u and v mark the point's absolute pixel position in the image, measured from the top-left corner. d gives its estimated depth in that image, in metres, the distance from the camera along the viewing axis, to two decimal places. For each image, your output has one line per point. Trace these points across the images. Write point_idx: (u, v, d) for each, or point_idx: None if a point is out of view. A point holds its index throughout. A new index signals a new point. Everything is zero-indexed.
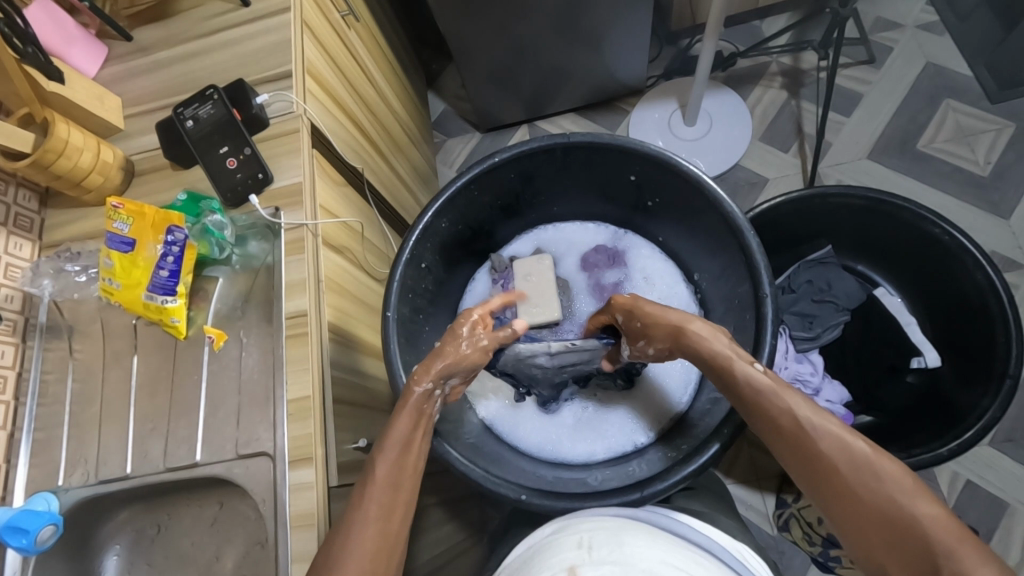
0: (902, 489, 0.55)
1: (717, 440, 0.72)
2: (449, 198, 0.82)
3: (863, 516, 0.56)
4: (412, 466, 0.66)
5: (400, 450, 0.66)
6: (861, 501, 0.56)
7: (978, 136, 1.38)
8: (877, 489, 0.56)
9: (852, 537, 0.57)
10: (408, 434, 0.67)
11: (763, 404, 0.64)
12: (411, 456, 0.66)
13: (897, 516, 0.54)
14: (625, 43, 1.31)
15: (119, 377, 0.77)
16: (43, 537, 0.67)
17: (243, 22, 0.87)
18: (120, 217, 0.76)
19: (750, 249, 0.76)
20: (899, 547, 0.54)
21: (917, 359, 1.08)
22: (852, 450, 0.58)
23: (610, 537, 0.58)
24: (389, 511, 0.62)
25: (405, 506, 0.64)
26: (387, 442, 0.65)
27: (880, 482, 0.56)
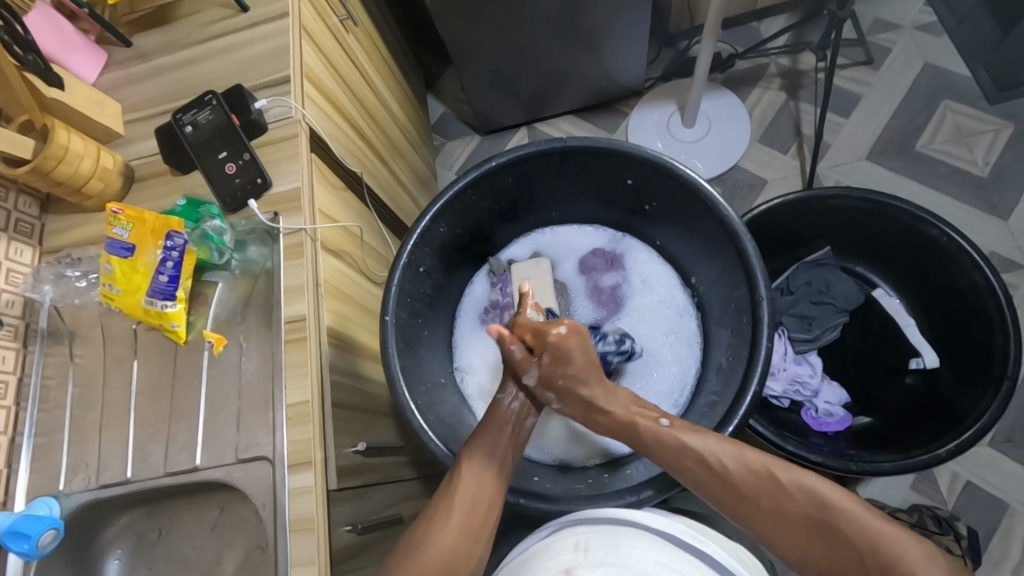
0: (815, 500, 0.62)
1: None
2: (447, 202, 0.82)
3: (781, 522, 0.63)
4: (498, 470, 0.71)
5: (488, 451, 0.72)
6: (790, 517, 0.63)
7: (977, 136, 1.38)
8: (799, 506, 0.63)
9: (792, 554, 0.62)
10: (496, 439, 0.73)
11: (679, 459, 0.68)
12: (497, 461, 0.72)
13: (807, 506, 0.62)
14: (623, 46, 1.31)
15: (120, 382, 0.77)
16: (44, 542, 0.68)
17: (242, 27, 0.87)
18: (119, 223, 0.77)
19: (747, 253, 0.76)
20: (829, 549, 0.60)
21: (916, 359, 1.08)
22: (771, 478, 0.65)
23: (606, 538, 0.59)
24: (473, 509, 0.67)
25: (488, 508, 0.68)
26: (479, 442, 0.72)
27: (796, 498, 0.63)
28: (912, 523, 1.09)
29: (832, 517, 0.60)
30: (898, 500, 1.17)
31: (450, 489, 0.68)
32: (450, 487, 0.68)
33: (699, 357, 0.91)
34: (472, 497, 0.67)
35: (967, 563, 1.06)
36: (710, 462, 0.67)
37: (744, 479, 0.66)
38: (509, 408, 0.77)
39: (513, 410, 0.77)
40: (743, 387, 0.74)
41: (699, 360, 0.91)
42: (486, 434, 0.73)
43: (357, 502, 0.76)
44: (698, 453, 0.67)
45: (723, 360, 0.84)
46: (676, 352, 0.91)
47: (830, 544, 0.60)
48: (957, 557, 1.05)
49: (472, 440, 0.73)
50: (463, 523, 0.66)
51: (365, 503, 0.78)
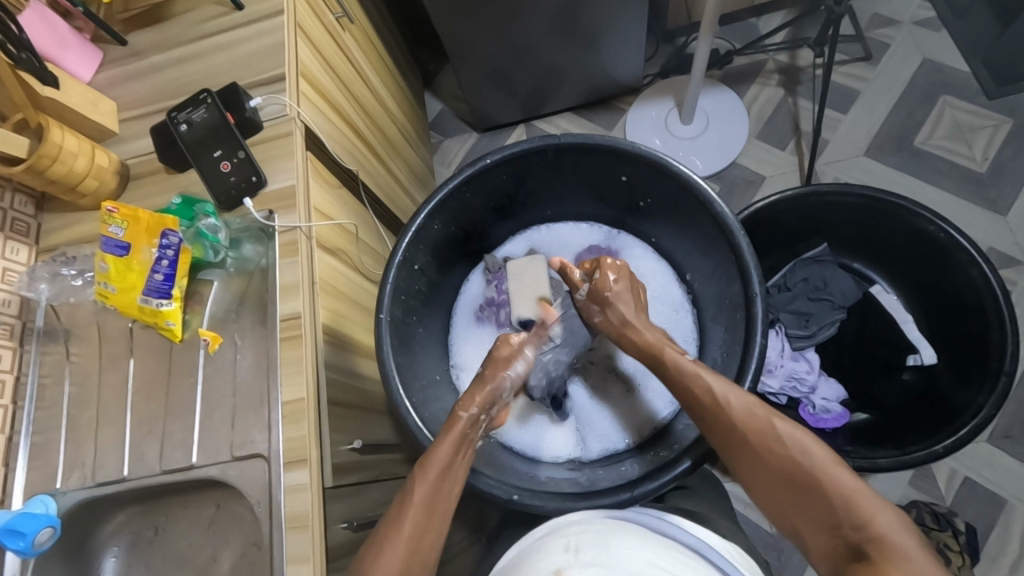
0: (805, 452, 0.62)
1: (669, 471, 0.72)
2: (441, 199, 0.82)
3: (769, 476, 0.63)
4: (449, 491, 0.67)
5: (442, 469, 0.67)
6: (771, 468, 0.63)
7: (975, 133, 1.38)
8: (789, 460, 0.63)
9: (768, 501, 0.64)
10: (450, 458, 0.68)
11: (683, 387, 0.71)
12: (450, 479, 0.67)
13: (793, 466, 0.62)
14: (620, 42, 1.31)
15: (115, 380, 0.77)
16: (40, 539, 0.68)
17: (236, 25, 0.87)
18: (114, 221, 0.77)
19: (741, 249, 0.76)
20: (802, 504, 0.61)
21: (914, 356, 1.08)
22: (768, 428, 0.65)
23: (596, 540, 0.59)
24: (425, 525, 0.63)
25: (441, 520, 0.65)
26: (433, 458, 0.68)
27: (786, 448, 0.63)
28: (910, 519, 1.09)
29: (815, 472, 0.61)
30: (895, 496, 1.17)
31: (410, 494, 0.65)
32: (406, 491, 0.66)
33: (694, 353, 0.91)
34: (428, 510, 0.64)
35: (965, 559, 1.06)
36: (717, 395, 0.69)
37: (741, 416, 0.67)
38: (470, 419, 0.72)
39: (473, 429, 0.72)
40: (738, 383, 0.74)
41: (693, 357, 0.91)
42: (442, 446, 0.69)
43: (352, 500, 0.76)
44: (707, 389, 0.70)
45: (718, 356, 0.84)
46: None
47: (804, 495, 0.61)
48: (955, 553, 1.06)
49: (428, 451, 0.69)
50: (416, 526, 0.63)
51: (361, 500, 0.79)
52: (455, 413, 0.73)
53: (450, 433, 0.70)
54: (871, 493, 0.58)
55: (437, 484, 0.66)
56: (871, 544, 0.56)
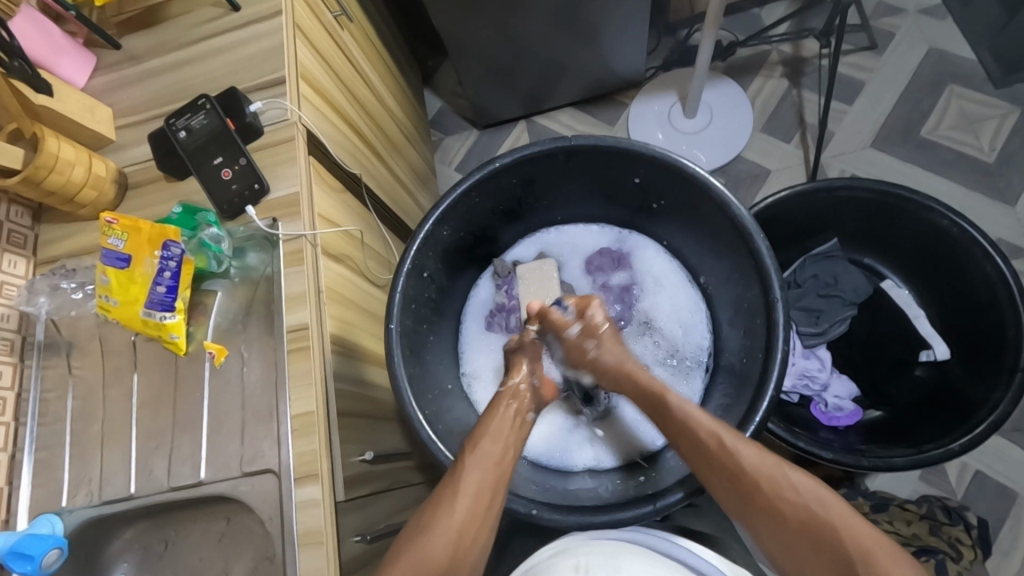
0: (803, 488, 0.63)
1: (690, 482, 0.71)
2: (450, 204, 0.80)
3: (784, 526, 0.62)
4: (500, 460, 0.69)
5: (490, 443, 0.70)
6: (770, 500, 0.63)
7: (983, 122, 1.36)
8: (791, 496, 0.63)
9: (764, 532, 0.64)
10: (499, 429, 0.72)
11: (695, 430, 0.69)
12: (500, 445, 0.70)
13: (811, 517, 0.61)
14: (623, 35, 1.29)
15: (120, 395, 0.76)
16: (48, 561, 0.66)
17: (234, 27, 0.85)
18: (114, 232, 0.75)
19: (759, 252, 0.75)
20: (806, 540, 0.61)
21: (926, 351, 1.07)
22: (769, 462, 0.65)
23: (607, 561, 0.59)
24: (476, 504, 0.64)
25: (493, 495, 0.66)
26: (483, 434, 0.71)
27: (798, 496, 0.62)
28: (922, 514, 1.08)
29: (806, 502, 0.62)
30: (907, 491, 1.17)
31: (457, 478, 0.66)
32: (456, 475, 0.66)
33: (709, 355, 0.90)
34: (479, 488, 0.65)
35: (978, 552, 1.05)
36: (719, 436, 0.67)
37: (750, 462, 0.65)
38: (511, 392, 0.76)
39: (518, 399, 0.76)
40: (760, 390, 0.72)
41: (707, 359, 0.90)
42: (492, 422, 0.72)
43: (364, 512, 0.75)
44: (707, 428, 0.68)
45: (735, 360, 0.83)
46: (684, 351, 0.90)
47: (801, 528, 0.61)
48: (968, 548, 1.04)
49: (477, 429, 0.72)
50: (471, 508, 0.64)
51: (373, 509, 0.78)
52: (497, 394, 0.77)
53: (498, 412, 0.73)
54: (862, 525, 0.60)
55: (488, 454, 0.68)
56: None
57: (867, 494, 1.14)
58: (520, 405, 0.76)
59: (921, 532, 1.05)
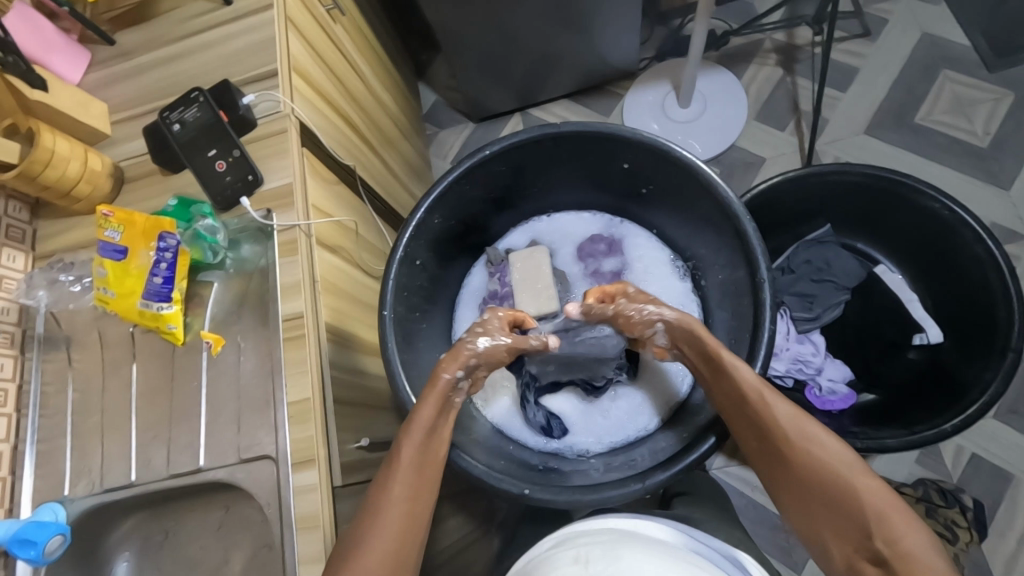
0: (846, 465, 0.59)
1: (712, 434, 0.73)
2: (441, 192, 0.81)
3: (803, 487, 0.61)
4: (435, 456, 0.67)
5: (425, 437, 0.67)
6: (799, 463, 0.61)
7: (976, 106, 1.36)
8: (823, 458, 0.60)
9: (787, 495, 0.62)
10: (433, 419, 0.68)
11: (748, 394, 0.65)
12: (438, 444, 0.68)
13: (831, 474, 0.59)
14: (615, 25, 1.29)
15: (119, 386, 0.77)
16: (51, 548, 0.68)
17: (224, 21, 0.85)
18: (110, 225, 0.76)
19: (747, 234, 0.75)
20: (828, 511, 0.59)
21: (919, 335, 1.09)
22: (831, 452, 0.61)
23: (607, 552, 0.59)
24: (414, 498, 0.63)
25: (430, 493, 0.65)
26: (416, 424, 0.67)
27: (818, 452, 0.61)
28: (918, 497, 1.10)
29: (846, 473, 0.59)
30: (903, 474, 1.17)
31: (393, 475, 0.63)
32: (390, 472, 0.64)
33: None
34: (415, 482, 0.64)
35: (973, 534, 1.07)
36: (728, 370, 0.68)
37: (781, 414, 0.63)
38: (452, 383, 0.70)
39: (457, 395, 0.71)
40: (746, 369, 0.73)
41: None
42: (424, 409, 0.68)
43: (362, 498, 0.76)
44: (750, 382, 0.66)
45: (724, 343, 0.83)
46: None
47: (836, 508, 0.58)
48: (963, 529, 1.06)
49: (410, 417, 0.68)
50: (408, 502, 0.62)
51: None
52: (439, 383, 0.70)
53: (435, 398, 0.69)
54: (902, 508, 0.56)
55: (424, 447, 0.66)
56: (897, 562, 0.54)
57: None
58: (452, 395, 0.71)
59: (917, 515, 1.07)
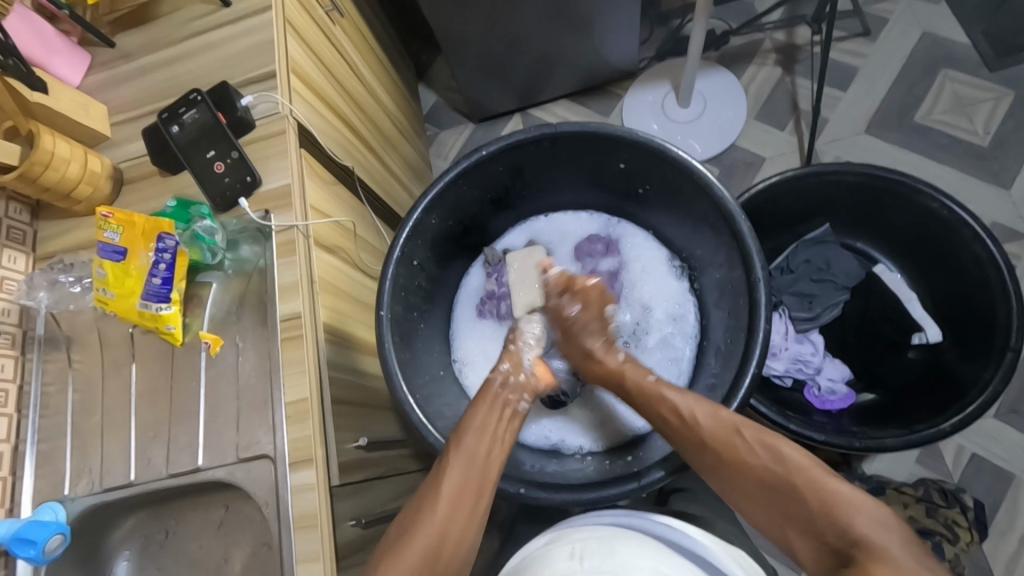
0: (789, 464, 0.63)
1: (661, 467, 0.74)
2: (438, 193, 0.81)
3: (762, 494, 0.64)
4: (485, 451, 0.71)
5: (475, 431, 0.72)
6: (747, 467, 0.65)
7: (976, 106, 1.36)
8: (758, 462, 0.65)
9: (748, 505, 0.65)
10: (485, 418, 0.74)
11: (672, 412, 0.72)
12: (485, 440, 0.72)
13: (778, 475, 0.63)
14: (613, 25, 1.29)
15: (119, 386, 0.77)
16: (51, 547, 0.68)
17: (223, 23, 0.86)
18: (110, 226, 0.76)
19: (742, 234, 0.75)
20: (783, 509, 0.62)
21: (919, 334, 1.09)
22: (803, 473, 0.62)
23: (602, 546, 0.62)
24: (460, 498, 0.66)
25: (474, 504, 0.67)
26: (467, 428, 0.72)
27: (759, 458, 0.65)
28: (919, 497, 1.09)
29: (808, 491, 0.61)
30: (904, 474, 1.17)
31: (441, 471, 0.68)
32: (440, 470, 0.69)
33: (698, 340, 0.90)
34: (462, 476, 0.68)
35: (974, 534, 1.07)
36: (684, 414, 0.71)
37: (712, 430, 0.69)
38: (501, 378, 0.78)
39: (509, 393, 0.77)
40: (742, 369, 0.73)
41: (697, 343, 0.90)
42: (477, 413, 0.74)
43: (360, 497, 0.77)
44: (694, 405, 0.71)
45: (721, 342, 0.83)
46: (674, 335, 0.91)
47: (789, 502, 0.62)
48: (964, 529, 1.06)
49: (462, 421, 0.74)
50: (451, 508, 0.65)
51: (369, 495, 0.79)
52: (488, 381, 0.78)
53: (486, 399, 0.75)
54: (848, 493, 0.59)
55: (471, 451, 0.70)
56: (853, 546, 0.56)
57: (864, 478, 1.15)
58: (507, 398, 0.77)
59: (917, 515, 1.07)
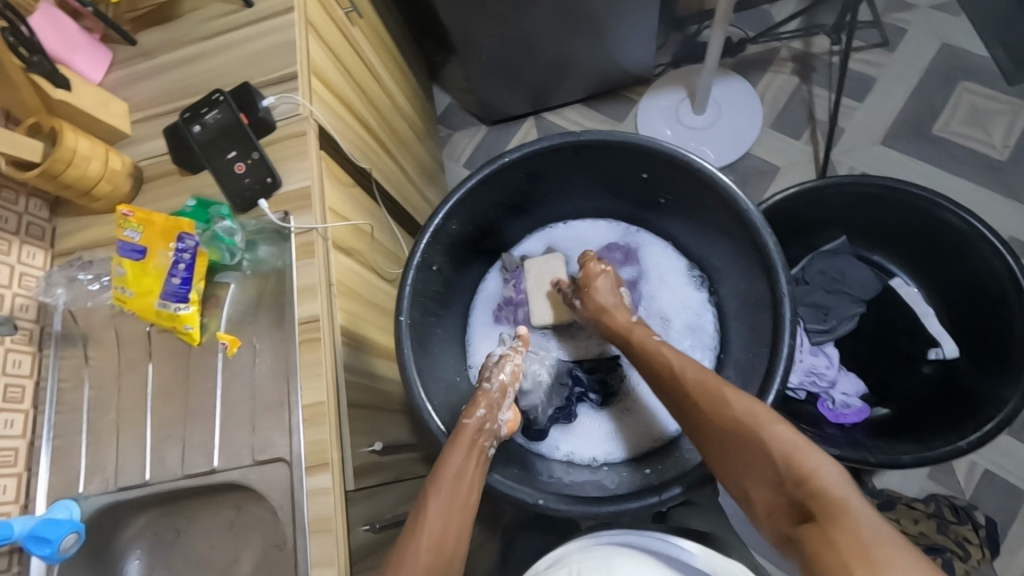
0: (756, 417, 0.62)
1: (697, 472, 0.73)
2: (459, 199, 0.81)
3: (729, 447, 0.63)
4: (464, 501, 0.66)
5: (454, 480, 0.67)
6: (715, 419, 0.65)
7: (994, 119, 1.35)
8: (728, 412, 0.64)
9: (716, 460, 0.65)
10: (461, 462, 0.69)
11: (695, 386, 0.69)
12: (464, 488, 0.67)
13: (743, 424, 0.62)
14: (629, 30, 1.28)
15: (135, 384, 0.77)
16: (66, 545, 0.68)
17: (245, 23, 0.86)
18: (130, 225, 0.76)
19: (767, 247, 0.74)
20: (745, 461, 0.61)
21: (936, 350, 1.05)
22: (760, 424, 0.61)
23: (598, 562, 0.66)
24: (438, 547, 0.61)
25: (458, 532, 0.64)
26: (443, 470, 0.67)
27: (730, 408, 0.64)
28: (930, 512, 1.09)
29: (765, 439, 0.60)
30: (914, 489, 1.16)
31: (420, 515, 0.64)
32: (417, 517, 0.63)
33: (717, 354, 0.90)
34: (445, 510, 0.64)
35: (986, 552, 1.06)
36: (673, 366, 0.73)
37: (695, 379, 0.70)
38: (476, 425, 0.73)
39: (483, 437, 0.73)
40: (766, 384, 0.72)
41: (716, 357, 0.89)
42: (451, 457, 0.69)
43: (373, 501, 0.76)
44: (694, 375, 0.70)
45: (742, 355, 0.83)
46: (693, 346, 0.90)
47: (752, 455, 0.60)
48: (976, 547, 1.05)
49: (438, 464, 0.69)
50: (431, 559, 0.60)
51: (381, 499, 0.79)
52: (462, 424, 0.74)
53: (461, 445, 0.70)
54: (810, 449, 0.57)
55: (450, 493, 0.65)
56: (811, 498, 0.54)
57: (874, 492, 1.13)
58: (481, 439, 0.73)
59: (927, 531, 1.07)
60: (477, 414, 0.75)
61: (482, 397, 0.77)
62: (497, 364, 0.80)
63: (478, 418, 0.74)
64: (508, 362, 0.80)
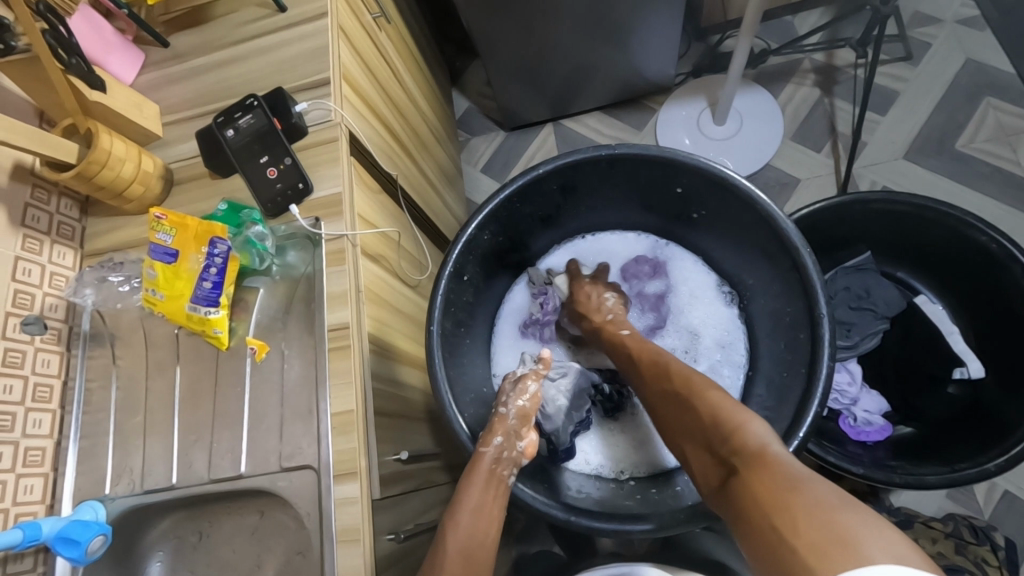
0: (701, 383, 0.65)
1: None
2: (493, 210, 0.81)
3: (674, 411, 0.66)
4: (485, 534, 0.66)
5: (473, 517, 0.66)
6: (667, 387, 0.68)
7: (1019, 136, 1.33)
8: (679, 380, 0.68)
9: (664, 426, 0.68)
10: (480, 496, 0.68)
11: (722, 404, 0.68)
12: (485, 520, 0.67)
13: (688, 390, 0.65)
14: (653, 39, 1.28)
15: (163, 386, 0.77)
16: (93, 547, 0.68)
17: (278, 28, 0.86)
18: (163, 228, 0.77)
19: (806, 266, 0.74)
20: (685, 423, 0.64)
21: (960, 369, 1.04)
22: (696, 388, 0.64)
23: None
24: None
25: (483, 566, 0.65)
26: (463, 503, 0.67)
27: (680, 376, 0.68)
28: (948, 532, 1.07)
29: (698, 401, 0.63)
30: (932, 509, 1.15)
31: (439, 555, 0.63)
32: (435, 559, 0.63)
33: (747, 371, 0.89)
34: (467, 546, 0.64)
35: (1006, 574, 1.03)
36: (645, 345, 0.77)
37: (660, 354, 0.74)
38: (494, 454, 0.72)
39: (504, 468, 0.72)
40: (804, 405, 0.72)
41: (745, 374, 0.89)
42: (472, 492, 0.68)
43: (397, 510, 0.76)
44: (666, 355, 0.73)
45: (774, 373, 0.83)
46: (721, 362, 0.90)
47: (692, 417, 0.63)
48: (994, 568, 1.03)
49: (458, 496, 0.69)
50: None
51: (404, 508, 0.78)
52: (479, 453, 0.72)
53: (479, 477, 0.70)
54: (740, 408, 0.60)
55: (471, 530, 0.65)
56: (732, 451, 0.57)
57: (892, 510, 1.12)
58: (501, 468, 0.72)
59: (946, 551, 1.05)
60: (494, 442, 0.73)
61: (499, 425, 0.75)
62: (514, 390, 0.79)
63: (495, 447, 0.73)
64: (526, 387, 0.79)
